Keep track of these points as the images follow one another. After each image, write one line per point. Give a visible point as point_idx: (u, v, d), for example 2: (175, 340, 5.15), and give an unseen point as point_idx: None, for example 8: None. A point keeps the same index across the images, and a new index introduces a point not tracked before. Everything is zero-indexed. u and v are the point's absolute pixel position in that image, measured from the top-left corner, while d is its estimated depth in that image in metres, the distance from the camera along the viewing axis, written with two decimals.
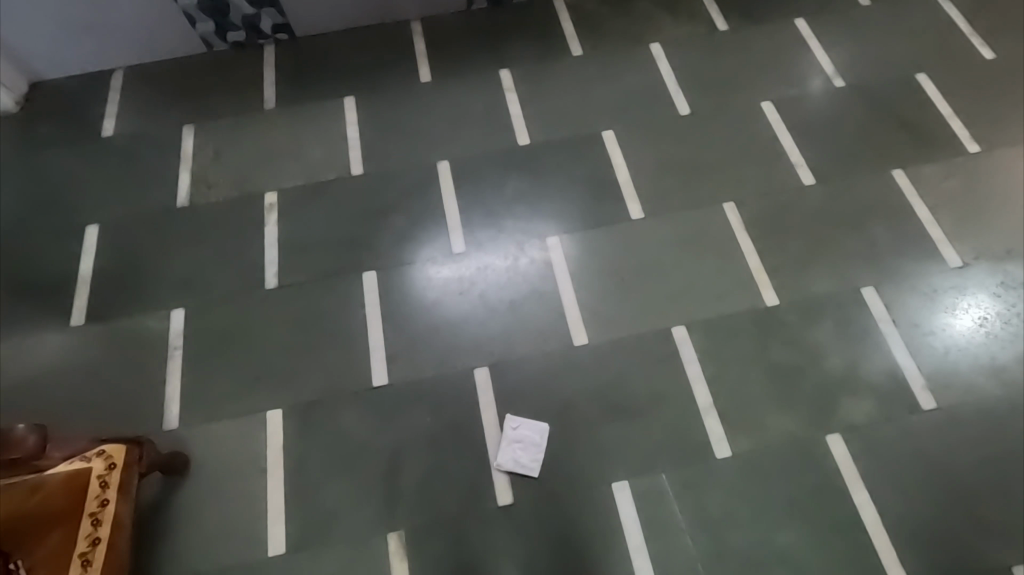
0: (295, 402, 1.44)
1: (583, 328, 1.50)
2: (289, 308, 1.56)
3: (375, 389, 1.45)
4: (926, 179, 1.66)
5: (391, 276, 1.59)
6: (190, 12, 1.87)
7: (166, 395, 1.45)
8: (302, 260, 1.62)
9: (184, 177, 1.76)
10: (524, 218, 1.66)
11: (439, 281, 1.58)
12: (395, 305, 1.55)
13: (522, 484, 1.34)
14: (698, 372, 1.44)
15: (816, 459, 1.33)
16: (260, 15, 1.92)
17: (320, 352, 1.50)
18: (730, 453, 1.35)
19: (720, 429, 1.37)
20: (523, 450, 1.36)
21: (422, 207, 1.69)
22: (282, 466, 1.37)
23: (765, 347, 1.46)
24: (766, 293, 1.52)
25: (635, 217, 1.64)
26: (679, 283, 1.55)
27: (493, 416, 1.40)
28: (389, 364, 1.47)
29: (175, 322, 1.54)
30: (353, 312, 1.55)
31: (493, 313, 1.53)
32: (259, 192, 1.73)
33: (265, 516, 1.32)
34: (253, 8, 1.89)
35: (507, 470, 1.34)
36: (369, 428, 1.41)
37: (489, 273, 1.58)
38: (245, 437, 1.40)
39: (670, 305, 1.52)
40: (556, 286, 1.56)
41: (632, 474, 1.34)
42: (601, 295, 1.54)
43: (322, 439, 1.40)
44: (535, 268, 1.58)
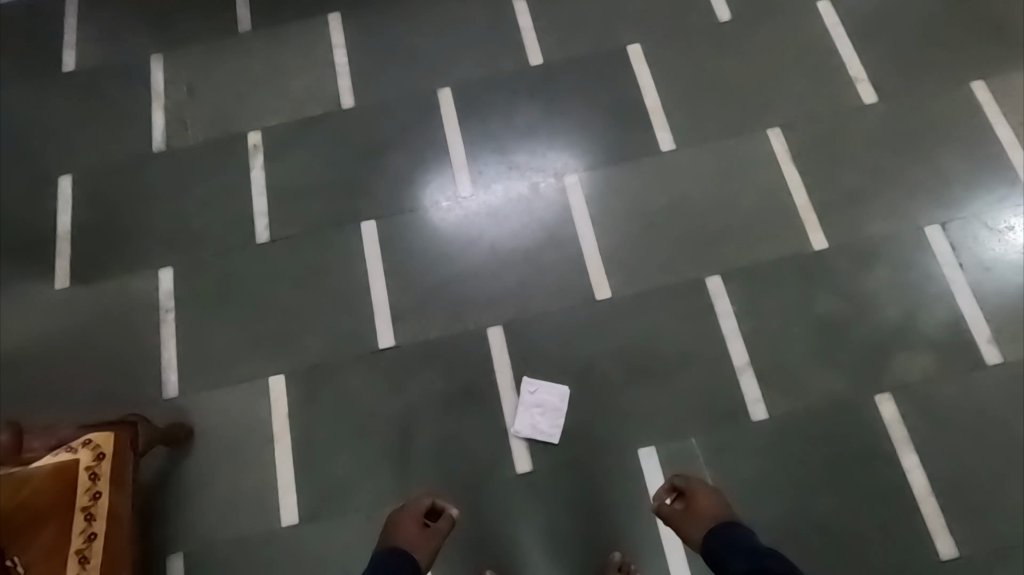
0: (298, 367, 1.35)
1: (606, 279, 1.35)
2: (284, 264, 1.43)
3: (381, 352, 1.34)
4: (1012, 92, 1.41)
5: (392, 225, 1.44)
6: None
7: (163, 361, 1.37)
8: (295, 210, 1.47)
9: (158, 117, 1.58)
10: (538, 153, 1.47)
11: (446, 229, 1.43)
12: (399, 257, 1.41)
13: (541, 451, 1.26)
14: (734, 327, 1.30)
15: (863, 421, 1.22)
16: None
17: (320, 312, 1.38)
18: (767, 416, 1.24)
19: (757, 390, 1.26)
20: (542, 415, 1.27)
21: (423, 143, 1.50)
22: (288, 434, 1.30)
23: (810, 298, 1.30)
24: (814, 235, 1.34)
25: (665, 148, 1.44)
26: (715, 226, 1.37)
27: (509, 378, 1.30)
28: (394, 324, 1.36)
29: (164, 283, 1.43)
30: (353, 267, 1.41)
31: (505, 264, 1.39)
32: (241, 132, 1.55)
33: (276, 486, 1.27)
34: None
35: (525, 437, 1.26)
36: (377, 393, 1.32)
37: (500, 219, 1.42)
38: (249, 404, 1.33)
39: (704, 251, 1.36)
40: (575, 232, 1.39)
41: (660, 440, 1.24)
42: (625, 241, 1.38)
43: (329, 405, 1.32)
44: (551, 212, 1.41)
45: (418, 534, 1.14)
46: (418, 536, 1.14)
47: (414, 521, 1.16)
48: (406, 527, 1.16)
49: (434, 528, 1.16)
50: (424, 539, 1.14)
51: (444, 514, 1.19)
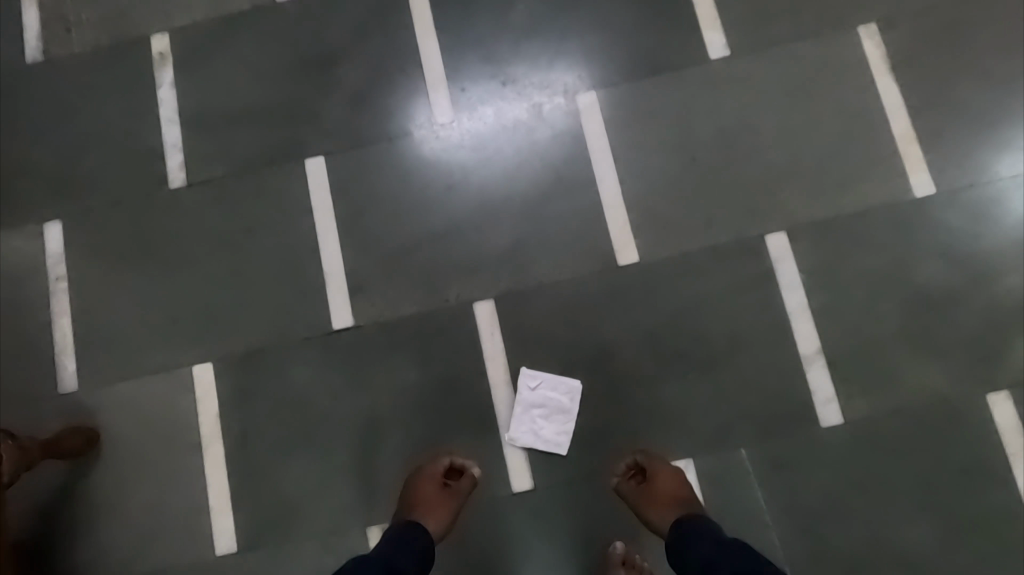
0: (229, 353, 1.04)
1: (632, 237, 1.02)
2: (208, 217, 1.09)
3: (337, 334, 1.03)
4: None
5: (348, 165, 1.08)
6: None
7: (56, 346, 1.06)
8: (219, 144, 1.11)
9: (30, 14, 1.17)
10: (542, 63, 1.08)
11: (419, 169, 1.07)
12: (359, 209, 1.07)
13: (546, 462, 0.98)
14: (801, 303, 0.98)
15: (967, 427, 0.93)
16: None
17: (256, 281, 1.06)
18: (841, 420, 0.95)
19: (830, 386, 0.95)
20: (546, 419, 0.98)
21: (387, 50, 1.11)
22: (222, 440, 1.02)
23: (906, 263, 0.97)
24: (915, 177, 0.99)
25: (715, 57, 1.06)
26: (780, 165, 1.02)
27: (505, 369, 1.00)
28: (353, 297, 1.04)
29: (52, 242, 1.09)
30: (298, 221, 1.07)
31: (498, 216, 1.05)
32: (143, 36, 1.15)
33: (207, 505, 1.00)
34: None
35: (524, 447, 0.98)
36: (333, 387, 1.02)
37: (492, 157, 1.07)
38: (169, 401, 1.03)
39: (765, 201, 1.01)
40: (591, 173, 1.04)
41: (700, 450, 0.96)
42: (659, 185, 1.03)
43: (272, 403, 1.02)
44: (559, 145, 1.06)
45: (435, 499, 0.94)
46: (435, 502, 0.93)
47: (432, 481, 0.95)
48: (421, 487, 0.95)
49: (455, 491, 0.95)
50: (443, 505, 0.94)
51: (465, 473, 0.97)
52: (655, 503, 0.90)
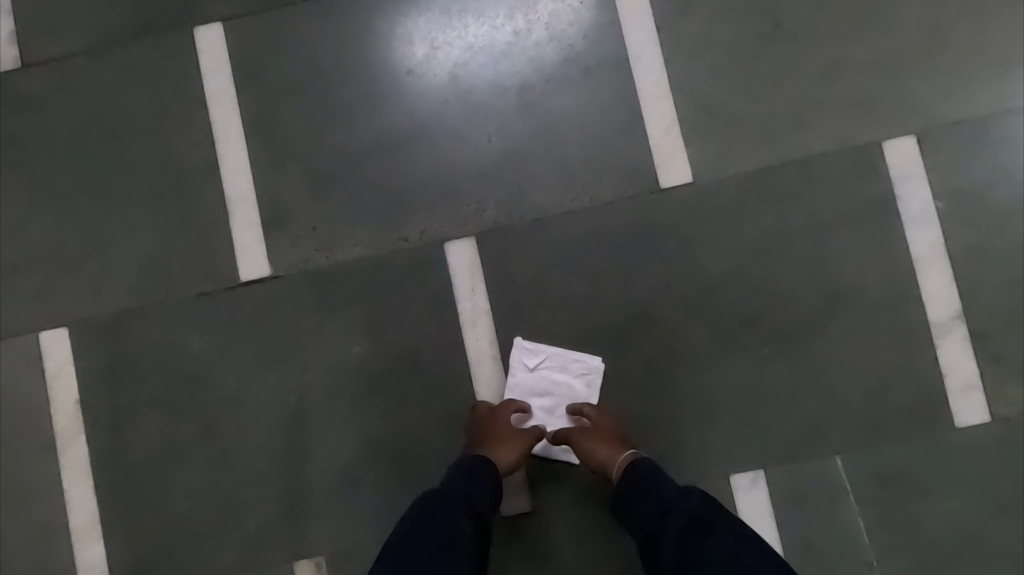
0: (92, 315, 0.72)
1: (683, 145, 0.68)
2: (53, 114, 0.73)
3: (247, 287, 0.71)
4: None
5: (259, 39, 0.73)
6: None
7: None
8: (65, 8, 0.74)
9: None
10: None
11: (366, 44, 0.72)
12: (276, 105, 0.72)
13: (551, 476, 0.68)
14: (933, 244, 0.65)
15: None
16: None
17: (129, 210, 0.72)
18: (985, 417, 0.64)
19: (971, 368, 0.64)
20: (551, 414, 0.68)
21: None
22: (85, 440, 0.71)
23: None
24: None
25: None
26: (909, 37, 0.67)
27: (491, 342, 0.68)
28: (270, 234, 0.71)
29: None
30: (187, 120, 0.72)
31: (482, 113, 0.70)
32: None
33: (68, 531, 0.70)
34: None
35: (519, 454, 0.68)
36: (243, 364, 0.71)
37: (473, 26, 0.71)
38: (7, 384, 0.72)
39: (885, 91, 0.67)
40: (622, 44, 0.70)
41: (775, 459, 0.65)
42: (722, 69, 0.69)
43: (155, 388, 0.71)
44: (572, 7, 0.70)
45: (507, 435, 0.64)
46: (507, 437, 0.64)
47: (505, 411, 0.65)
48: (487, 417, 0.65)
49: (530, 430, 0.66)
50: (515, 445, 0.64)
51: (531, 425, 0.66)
52: (592, 443, 0.63)
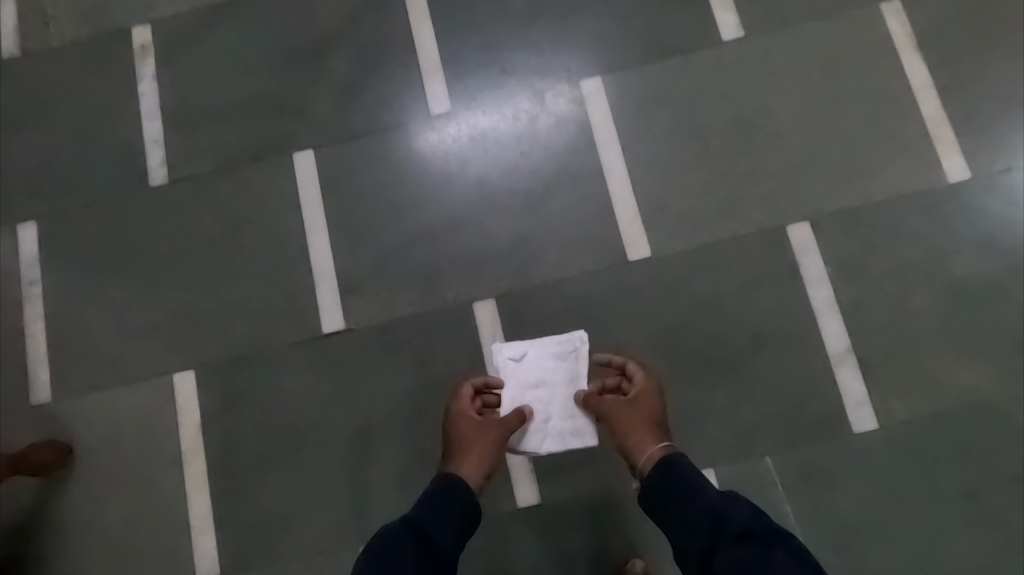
0: (213, 360, 0.97)
1: (643, 230, 0.95)
2: (191, 216, 1.02)
3: (328, 337, 0.96)
4: None
5: (339, 160, 1.02)
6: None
7: (29, 356, 0.99)
8: (201, 141, 1.04)
9: (9, 10, 1.12)
10: (544, 51, 1.02)
11: (416, 163, 1.01)
12: (351, 206, 1.00)
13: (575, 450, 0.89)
14: (827, 299, 0.90)
15: (1015, 431, 0.85)
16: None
17: (243, 283, 0.99)
18: (875, 425, 0.86)
19: (862, 388, 0.87)
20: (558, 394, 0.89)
21: (381, 38, 1.05)
22: (204, 455, 0.94)
23: (938, 251, 0.90)
24: (950, 162, 0.92)
25: (729, 38, 0.99)
26: (801, 153, 0.95)
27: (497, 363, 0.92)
28: (345, 298, 0.97)
29: (31, 244, 1.03)
30: (288, 218, 1.01)
31: (499, 209, 0.98)
32: (123, 26, 1.09)
33: (188, 526, 0.92)
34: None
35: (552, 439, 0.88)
36: (324, 395, 0.95)
37: (492, 149, 1.00)
38: (148, 412, 0.96)
39: (786, 191, 0.94)
40: (598, 159, 0.98)
41: (721, 459, 0.87)
42: (670, 177, 0.96)
43: (257, 414, 0.95)
44: (562, 134, 0.99)
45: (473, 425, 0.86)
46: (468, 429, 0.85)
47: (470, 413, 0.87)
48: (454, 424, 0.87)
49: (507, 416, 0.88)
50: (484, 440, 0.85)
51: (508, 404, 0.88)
52: (632, 423, 0.82)
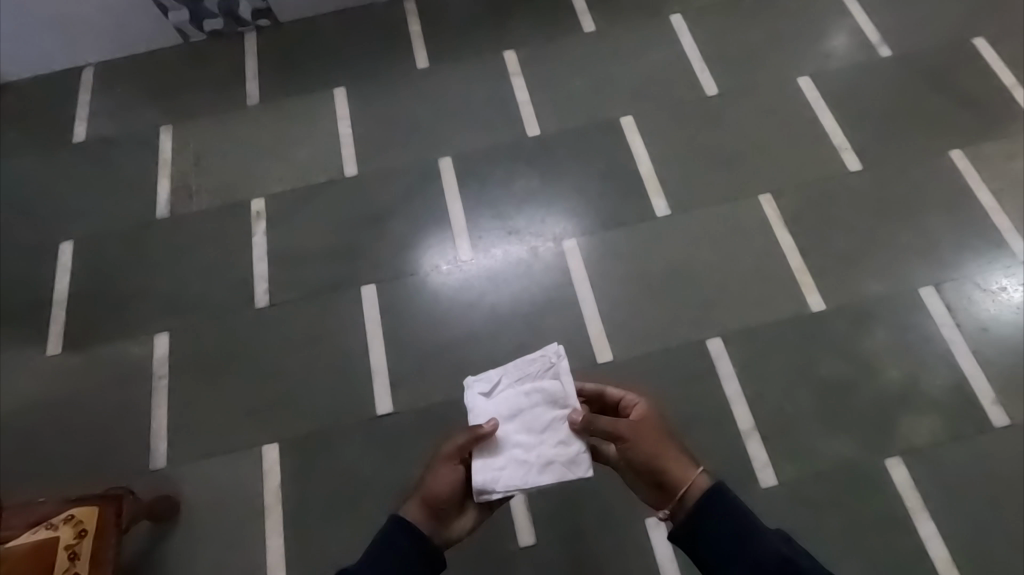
0: (292, 435, 1.30)
1: (607, 342, 1.34)
2: (282, 329, 1.41)
3: (379, 418, 1.31)
4: (986, 159, 1.46)
5: (392, 291, 1.44)
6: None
7: (151, 432, 1.32)
8: (293, 277, 1.47)
9: (163, 186, 1.60)
10: (537, 219, 1.48)
11: (446, 293, 1.43)
12: (399, 323, 1.40)
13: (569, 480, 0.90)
14: (737, 391, 1.27)
15: (876, 486, 1.19)
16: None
17: (318, 378, 1.36)
18: (776, 482, 1.20)
19: (765, 455, 1.22)
20: (540, 413, 0.95)
21: (423, 208, 1.52)
22: (280, 508, 1.24)
23: (811, 358, 1.29)
24: (811, 297, 1.34)
25: (660, 213, 1.45)
26: (715, 290, 1.36)
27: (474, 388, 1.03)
28: (393, 389, 1.34)
29: (162, 348, 1.40)
30: (354, 331, 1.40)
31: (505, 327, 1.38)
32: (244, 199, 1.57)
33: (265, 565, 1.20)
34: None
35: (542, 468, 0.90)
36: (375, 461, 1.28)
37: (500, 284, 1.42)
38: (241, 475, 1.27)
39: (707, 315, 1.34)
40: (575, 292, 1.39)
41: None
42: (625, 305, 1.37)
43: (323, 476, 1.27)
44: (550, 275, 1.41)
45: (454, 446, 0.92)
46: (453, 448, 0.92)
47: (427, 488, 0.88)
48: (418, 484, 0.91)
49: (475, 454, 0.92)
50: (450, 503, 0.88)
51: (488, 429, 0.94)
52: (646, 437, 0.89)
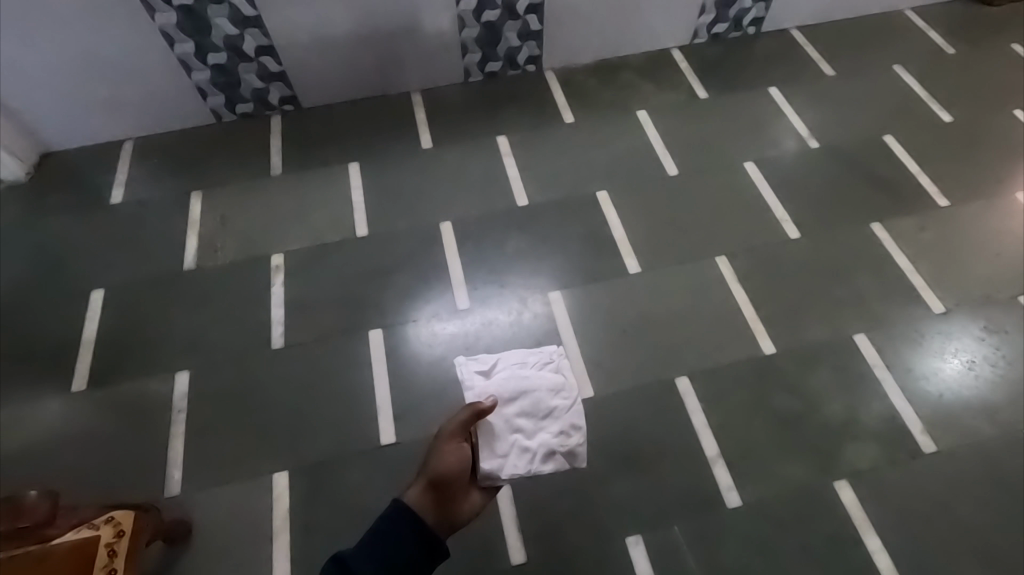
0: (301, 464, 1.40)
1: (589, 379, 1.50)
2: (295, 368, 1.52)
3: (383, 448, 1.41)
4: (903, 229, 1.72)
5: (395, 333, 1.57)
6: (168, 32, 1.72)
7: (168, 461, 1.40)
8: (306, 321, 1.60)
9: (192, 242, 1.74)
10: (526, 273, 1.67)
11: (445, 337, 1.56)
12: (400, 363, 1.53)
13: (564, 468, 1.33)
14: (703, 422, 1.44)
15: (828, 506, 1.34)
16: (243, 36, 1.78)
17: (325, 411, 1.46)
18: (740, 503, 1.34)
19: (730, 479, 1.37)
20: (541, 405, 1.35)
21: (425, 262, 1.69)
22: (289, 532, 1.32)
23: (767, 394, 1.47)
24: (764, 341, 1.54)
25: (633, 270, 1.66)
26: (682, 336, 1.56)
27: (491, 381, 1.40)
28: (397, 422, 1.44)
29: (181, 385, 1.50)
30: (360, 370, 1.52)
31: None
32: (265, 253, 1.72)
33: None
34: (235, 28, 1.75)
35: (546, 456, 1.31)
36: (378, 487, 1.37)
37: (495, 329, 1.57)
38: (251, 501, 1.36)
39: (675, 357, 1.53)
40: (560, 337, 1.56)
41: (646, 527, 1.32)
42: (604, 348, 1.54)
43: (329, 502, 1.36)
44: (539, 322, 1.58)
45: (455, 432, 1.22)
46: (454, 435, 1.22)
47: (428, 478, 1.12)
48: (420, 476, 1.14)
49: (482, 448, 1.27)
50: (448, 494, 1.13)
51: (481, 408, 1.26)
52: None
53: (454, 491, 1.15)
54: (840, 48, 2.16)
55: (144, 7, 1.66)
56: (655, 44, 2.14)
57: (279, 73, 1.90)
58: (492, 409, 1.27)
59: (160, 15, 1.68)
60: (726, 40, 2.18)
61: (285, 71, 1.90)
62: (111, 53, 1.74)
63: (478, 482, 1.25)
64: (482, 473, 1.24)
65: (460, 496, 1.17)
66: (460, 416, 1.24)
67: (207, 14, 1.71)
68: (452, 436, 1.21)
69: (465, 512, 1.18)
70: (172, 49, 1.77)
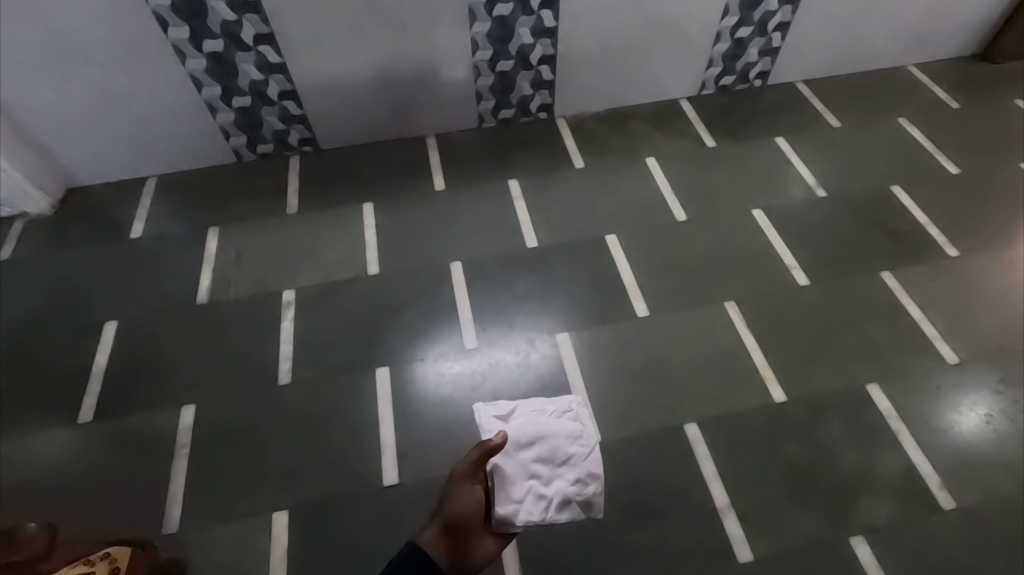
0: (301, 503, 1.37)
1: (596, 423, 1.47)
2: (301, 405, 1.52)
3: (385, 489, 1.39)
4: (914, 279, 1.72)
5: (401, 372, 1.57)
6: (197, 76, 1.81)
7: (168, 496, 1.38)
8: (314, 358, 1.60)
9: (206, 277, 1.77)
10: (534, 314, 1.67)
11: (452, 377, 1.55)
12: (405, 403, 1.51)
13: (581, 517, 1.33)
14: (713, 470, 1.40)
15: (843, 563, 1.29)
16: (268, 81, 1.86)
17: (328, 450, 1.45)
18: (752, 557, 1.30)
19: (740, 531, 1.32)
20: (558, 451, 1.37)
21: (434, 302, 1.70)
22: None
23: (778, 444, 1.44)
24: (775, 389, 1.52)
25: (640, 313, 1.66)
26: (690, 382, 1.54)
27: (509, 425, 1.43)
28: (400, 463, 1.42)
29: (186, 419, 1.50)
30: (365, 408, 1.51)
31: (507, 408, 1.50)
32: (277, 289, 1.74)
33: None
34: (261, 74, 1.83)
35: (561, 505, 1.32)
36: (379, 529, 1.34)
37: (503, 370, 1.56)
38: (248, 541, 1.33)
39: (683, 403, 1.50)
40: (568, 379, 1.54)
41: None
42: (612, 392, 1.52)
43: (328, 544, 1.33)
44: (546, 363, 1.57)
45: (468, 476, 1.31)
46: (468, 480, 1.31)
47: (443, 522, 1.23)
48: (435, 519, 1.25)
49: (498, 493, 1.30)
50: (461, 538, 1.23)
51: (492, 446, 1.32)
52: None
53: (469, 533, 1.25)
54: (844, 101, 2.21)
55: (176, 53, 1.74)
56: (664, 94, 2.21)
57: (300, 117, 1.98)
58: (502, 446, 1.33)
59: (190, 61, 1.77)
60: (732, 92, 2.24)
61: (306, 115, 1.98)
62: (143, 95, 1.82)
63: (492, 527, 1.29)
64: (497, 517, 1.29)
65: (474, 539, 1.25)
66: (471, 457, 1.31)
67: (235, 61, 1.79)
68: (465, 477, 1.31)
69: (480, 556, 1.25)
70: (200, 92, 1.85)
